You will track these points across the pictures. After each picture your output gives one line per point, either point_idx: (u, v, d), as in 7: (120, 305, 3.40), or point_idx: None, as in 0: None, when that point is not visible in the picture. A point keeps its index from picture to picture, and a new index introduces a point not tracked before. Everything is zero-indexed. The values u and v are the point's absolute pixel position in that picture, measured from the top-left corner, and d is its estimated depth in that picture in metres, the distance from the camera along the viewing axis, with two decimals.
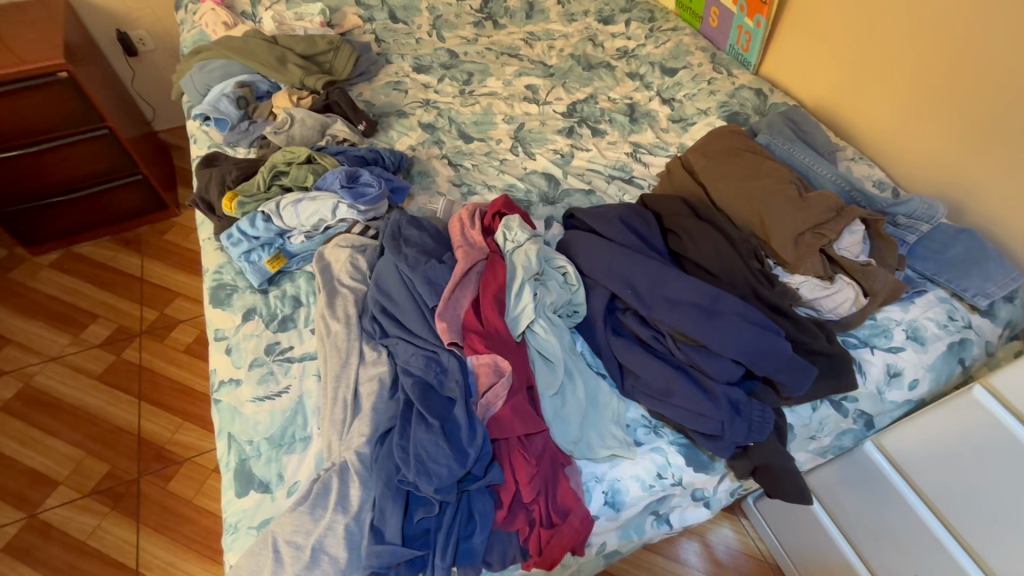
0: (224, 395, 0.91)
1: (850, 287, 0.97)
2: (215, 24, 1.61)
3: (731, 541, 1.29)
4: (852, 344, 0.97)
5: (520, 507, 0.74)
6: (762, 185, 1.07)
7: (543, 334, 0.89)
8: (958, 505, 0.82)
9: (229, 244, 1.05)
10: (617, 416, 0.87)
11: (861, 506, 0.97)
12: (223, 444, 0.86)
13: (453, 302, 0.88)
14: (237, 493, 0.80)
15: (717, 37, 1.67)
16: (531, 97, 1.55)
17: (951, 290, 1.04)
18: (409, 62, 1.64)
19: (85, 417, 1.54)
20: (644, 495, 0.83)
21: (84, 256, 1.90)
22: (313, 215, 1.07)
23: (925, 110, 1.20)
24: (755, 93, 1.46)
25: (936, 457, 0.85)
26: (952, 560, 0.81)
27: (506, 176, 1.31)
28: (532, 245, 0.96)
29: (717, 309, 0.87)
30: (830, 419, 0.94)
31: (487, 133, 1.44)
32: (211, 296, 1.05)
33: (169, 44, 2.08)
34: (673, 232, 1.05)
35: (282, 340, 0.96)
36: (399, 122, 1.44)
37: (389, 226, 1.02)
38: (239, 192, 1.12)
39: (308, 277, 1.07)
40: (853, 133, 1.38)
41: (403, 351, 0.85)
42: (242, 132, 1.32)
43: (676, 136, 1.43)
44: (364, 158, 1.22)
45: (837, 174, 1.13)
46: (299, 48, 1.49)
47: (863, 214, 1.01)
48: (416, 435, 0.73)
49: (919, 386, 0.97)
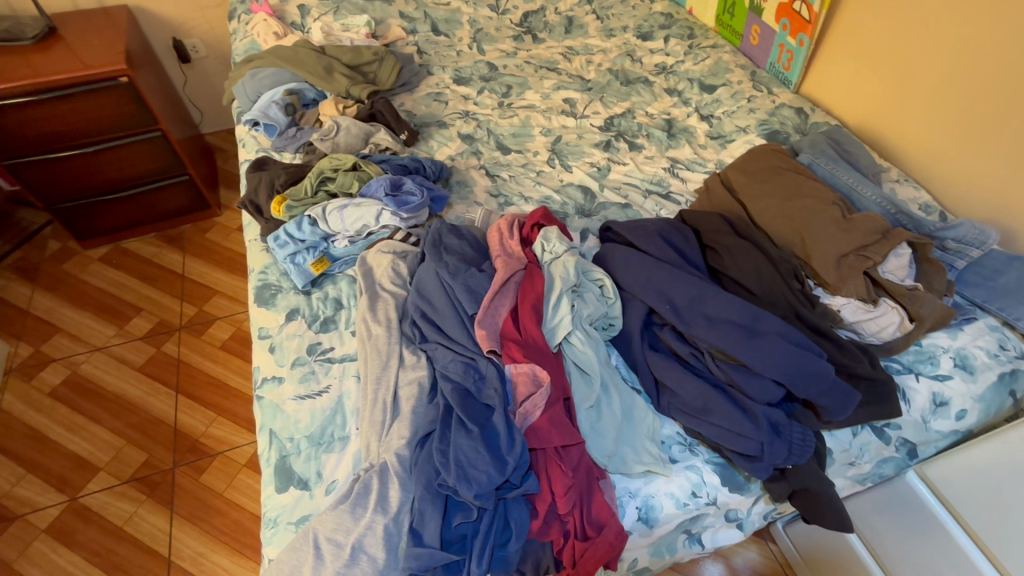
0: (267, 392, 0.94)
1: (895, 311, 0.95)
2: (266, 33, 1.68)
3: (756, 564, 1.27)
4: (896, 370, 0.95)
5: (555, 518, 0.75)
6: (804, 204, 1.06)
7: (579, 345, 0.89)
8: (1007, 538, 0.79)
9: (276, 245, 1.09)
10: (653, 432, 0.86)
11: (898, 537, 0.93)
12: (265, 440, 0.88)
13: (491, 310, 0.89)
14: (277, 489, 0.82)
15: (757, 55, 1.67)
16: (568, 110, 1.57)
17: (1002, 319, 1.01)
18: (450, 74, 1.68)
19: (126, 406, 1.60)
20: (678, 512, 0.83)
21: (132, 252, 1.99)
22: (357, 221, 1.10)
23: (972, 132, 1.18)
24: (796, 112, 1.45)
25: (981, 487, 0.84)
26: None
27: (542, 188, 1.33)
28: (570, 257, 0.97)
29: (758, 329, 0.87)
30: (871, 445, 0.92)
31: (524, 145, 1.46)
32: (256, 295, 1.08)
33: (219, 52, 2.17)
34: (712, 248, 1.05)
35: (323, 341, 0.99)
36: (439, 132, 1.48)
37: (430, 233, 1.04)
38: (287, 196, 1.16)
39: (349, 280, 1.10)
40: (899, 154, 1.36)
41: (442, 357, 0.86)
42: (289, 138, 1.37)
43: (713, 153, 1.43)
44: (407, 166, 1.26)
45: (882, 197, 1.11)
46: (345, 58, 1.54)
47: (910, 237, 0.99)
48: (456, 441, 0.74)
49: (967, 416, 0.94)
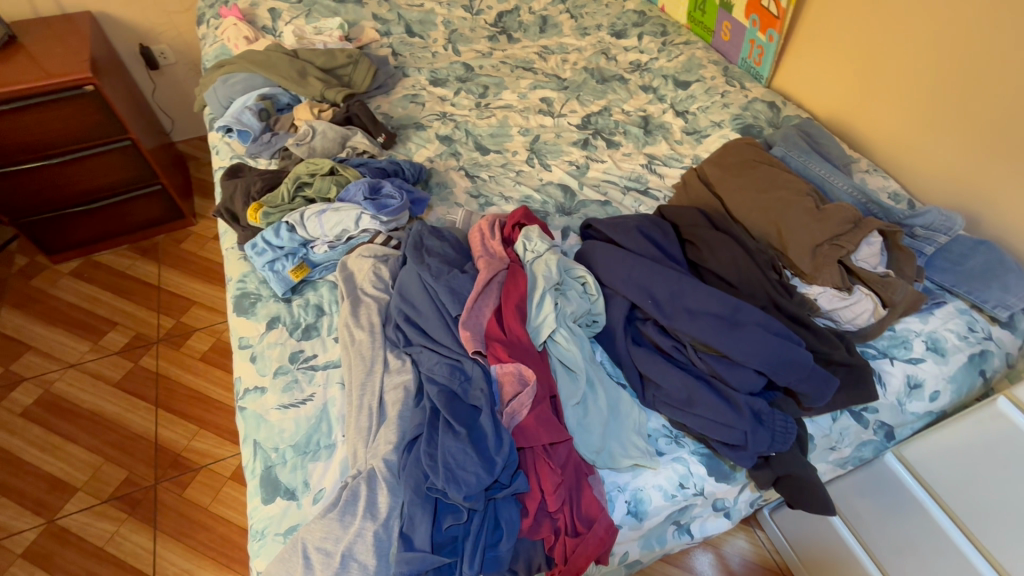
0: (249, 402, 0.93)
1: (869, 298, 0.98)
2: (236, 38, 1.65)
3: (745, 552, 1.30)
4: (871, 355, 0.97)
5: (545, 515, 0.75)
6: (779, 196, 1.08)
7: (564, 343, 0.90)
8: (981, 516, 0.83)
9: (254, 253, 1.07)
10: (639, 425, 0.87)
11: (879, 516, 0.98)
12: (249, 451, 0.87)
13: (475, 311, 0.89)
14: (263, 500, 0.81)
15: (729, 50, 1.70)
16: (546, 109, 1.58)
17: (970, 301, 1.04)
18: (426, 76, 1.68)
19: (102, 423, 1.55)
20: (666, 504, 0.84)
21: (104, 265, 1.94)
22: (337, 226, 1.09)
23: (937, 121, 1.21)
24: (768, 106, 1.47)
25: (953, 466, 0.87)
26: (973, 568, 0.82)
27: (522, 188, 1.33)
28: (552, 255, 0.98)
29: (738, 320, 0.88)
30: (850, 429, 0.94)
31: (502, 145, 1.47)
32: (235, 304, 1.06)
33: (189, 57, 2.12)
34: (691, 242, 1.06)
35: (306, 349, 0.98)
36: (417, 134, 1.47)
37: (411, 236, 1.04)
38: (264, 203, 1.14)
39: (330, 286, 1.09)
40: (869, 145, 1.39)
41: (427, 359, 0.86)
42: (264, 143, 1.34)
43: (689, 148, 1.45)
44: (385, 170, 1.25)
45: (853, 187, 1.14)
46: (319, 62, 1.53)
47: (880, 226, 1.02)
48: (443, 443, 0.74)
49: (940, 397, 0.97)
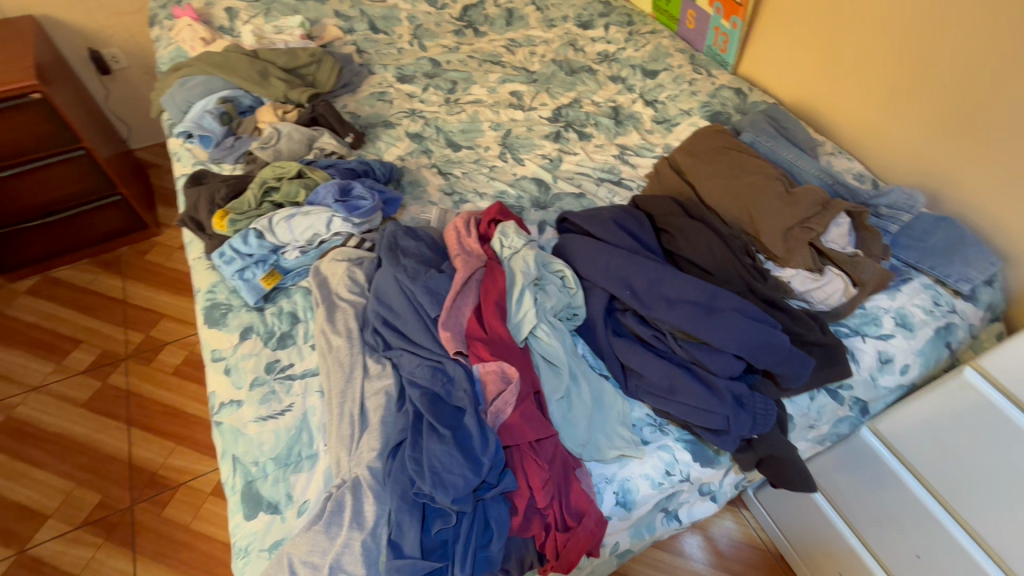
0: (225, 417, 0.90)
1: (839, 278, 1.00)
2: (192, 39, 1.59)
3: (732, 532, 1.35)
4: (845, 334, 1.00)
5: (535, 512, 0.75)
6: (749, 182, 1.10)
7: (545, 338, 0.89)
8: (954, 485, 0.87)
9: (222, 262, 1.04)
10: (623, 416, 0.87)
11: (857, 490, 1.02)
12: (227, 467, 0.84)
13: (454, 310, 0.88)
14: (245, 516, 0.79)
15: (694, 38, 1.72)
16: (516, 103, 1.57)
17: (934, 277, 1.07)
18: (392, 73, 1.65)
19: (72, 446, 1.49)
20: (653, 493, 0.85)
21: (63, 281, 1.85)
22: (307, 230, 1.06)
23: (898, 102, 1.24)
24: (735, 93, 1.49)
25: (925, 437, 0.91)
26: (944, 529, 0.88)
27: (496, 183, 1.32)
28: (529, 250, 0.97)
29: (716, 307, 0.89)
30: (827, 407, 0.96)
31: (474, 141, 1.45)
32: (205, 316, 1.03)
33: (142, 60, 2.04)
34: (666, 231, 1.07)
35: (282, 358, 0.95)
36: (386, 132, 1.44)
37: (385, 237, 1.02)
38: (229, 210, 1.10)
39: (304, 292, 1.06)
40: (833, 128, 1.42)
41: (408, 362, 0.84)
42: (227, 148, 1.29)
43: (660, 137, 1.46)
44: (355, 170, 1.22)
45: (820, 170, 1.17)
46: (281, 61, 1.48)
47: (847, 207, 1.04)
48: (428, 447, 0.72)
49: (910, 370, 1.00)
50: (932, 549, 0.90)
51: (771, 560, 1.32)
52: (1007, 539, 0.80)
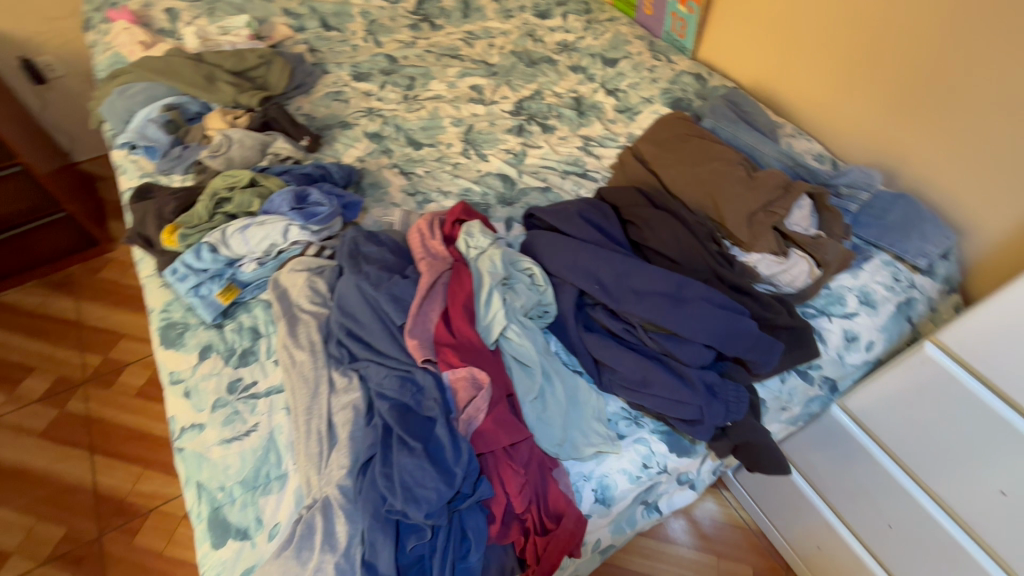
0: (187, 442, 0.86)
1: (804, 260, 1.01)
2: (130, 44, 1.50)
3: (714, 514, 1.38)
4: (811, 315, 1.01)
5: (513, 517, 0.74)
6: (711, 168, 1.10)
7: (516, 339, 0.88)
8: (918, 456, 0.90)
9: (175, 279, 0.99)
10: (598, 412, 0.87)
11: (830, 465, 1.06)
12: (192, 494, 0.81)
13: (421, 317, 0.85)
14: (213, 545, 0.76)
15: (653, 25, 1.72)
16: (476, 97, 1.54)
17: (893, 254, 1.09)
18: (348, 71, 1.60)
19: (32, 480, 1.42)
20: (632, 486, 0.85)
21: (9, 305, 1.75)
22: (264, 240, 1.02)
23: (853, 82, 1.26)
24: (695, 78, 1.49)
25: (892, 412, 0.93)
26: (911, 498, 0.91)
27: (460, 181, 1.29)
28: (496, 250, 0.95)
29: (684, 296, 0.89)
30: (798, 388, 0.98)
31: (435, 138, 1.42)
32: (161, 337, 0.98)
33: (80, 68, 1.93)
34: (632, 222, 1.06)
35: (245, 376, 0.92)
36: (344, 133, 1.40)
37: (345, 244, 0.98)
38: (180, 223, 1.05)
39: (264, 306, 1.02)
40: (792, 110, 1.44)
41: (375, 373, 0.81)
42: (175, 158, 1.22)
43: (623, 126, 1.45)
44: (311, 175, 1.18)
45: (781, 153, 1.17)
46: (227, 64, 1.41)
47: (808, 189, 1.05)
48: (399, 461, 0.70)
49: (875, 346, 1.02)
50: (902, 517, 0.93)
51: (752, 538, 1.34)
52: (966, 502, 0.84)
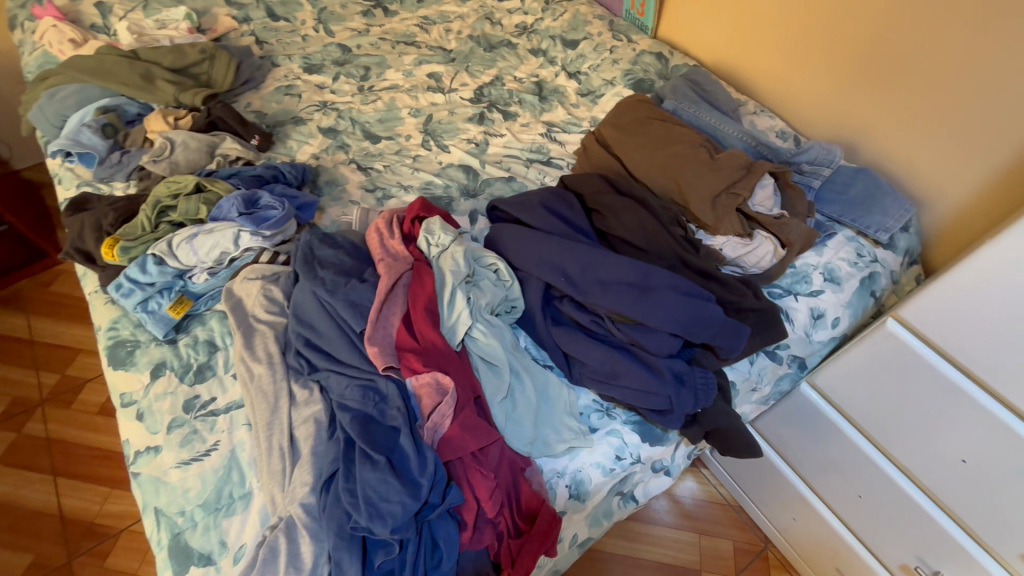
0: (143, 466, 0.82)
1: (768, 241, 1.01)
2: (59, 42, 1.41)
3: (695, 492, 1.40)
4: (777, 295, 1.01)
5: (486, 522, 0.73)
6: (674, 151, 1.08)
7: (482, 338, 0.86)
8: (884, 428, 0.92)
9: (120, 295, 0.94)
10: (569, 406, 0.86)
11: (802, 441, 1.07)
12: (151, 521, 0.77)
13: (382, 322, 0.82)
14: (176, 573, 0.73)
15: (612, 3, 1.68)
16: (435, 85, 1.49)
17: (856, 229, 1.10)
18: (298, 63, 1.52)
19: None
20: (606, 479, 0.84)
21: None
22: (213, 250, 0.96)
23: (813, 55, 1.25)
24: (656, 57, 1.47)
25: (858, 387, 0.94)
26: (879, 469, 0.93)
27: (421, 174, 1.25)
28: (458, 247, 0.92)
29: (650, 285, 0.88)
30: (767, 368, 0.98)
31: (394, 130, 1.37)
32: (109, 357, 0.93)
33: (10, 69, 1.81)
34: (597, 211, 1.04)
35: (202, 393, 0.87)
36: (297, 130, 1.34)
37: (300, 248, 0.94)
38: (120, 236, 0.99)
39: (220, 317, 0.98)
40: (753, 87, 1.42)
41: (336, 384, 0.79)
42: (114, 165, 1.15)
43: (586, 110, 1.43)
44: (262, 177, 1.13)
45: (742, 132, 1.16)
46: (166, 61, 1.34)
47: (771, 168, 1.05)
48: (362, 476, 0.68)
49: (841, 323, 1.03)
50: (871, 487, 0.95)
51: (733, 514, 1.37)
52: (928, 468, 0.86)
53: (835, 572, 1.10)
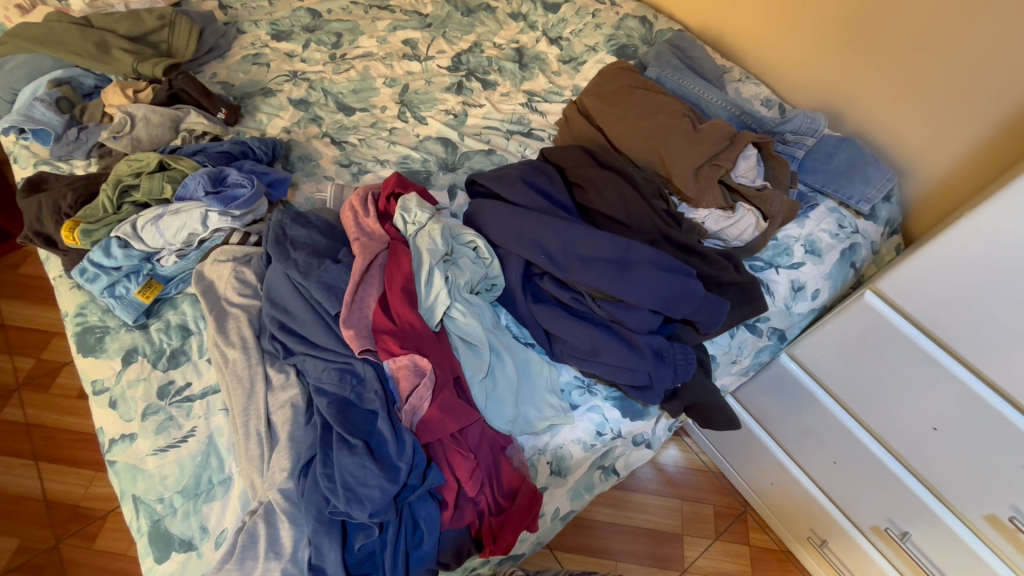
0: (118, 454, 0.80)
1: (751, 213, 0.99)
2: (5, 9, 1.32)
3: (678, 459, 1.43)
4: (758, 268, 1.00)
5: (467, 501, 0.73)
6: (657, 121, 1.05)
7: (461, 318, 0.84)
8: (859, 397, 0.93)
9: (85, 281, 0.91)
10: (550, 383, 0.86)
11: (781, 411, 1.09)
12: (129, 508, 0.76)
13: (357, 304, 0.80)
14: (156, 559, 0.72)
15: None
16: (410, 53, 1.43)
17: (838, 200, 1.09)
18: (266, 30, 1.45)
19: None
20: (586, 455, 0.85)
21: None
22: (180, 231, 0.93)
23: (800, 19, 1.21)
24: (640, 22, 1.41)
25: (834, 358, 0.95)
26: (853, 436, 0.95)
27: (397, 148, 1.21)
28: (435, 224, 0.90)
29: (631, 261, 0.86)
30: (747, 341, 0.99)
31: (368, 101, 1.31)
32: (78, 343, 0.90)
33: None
34: (578, 184, 1.02)
35: (176, 378, 0.86)
36: (266, 102, 1.28)
37: (271, 228, 0.91)
38: (80, 218, 0.95)
39: (192, 300, 0.95)
40: (740, 53, 1.38)
41: (313, 368, 0.77)
42: (72, 141, 1.09)
43: (568, 78, 1.38)
44: (229, 153, 1.08)
45: (726, 101, 1.14)
46: (122, 28, 1.27)
47: (754, 138, 1.02)
48: (339, 461, 0.68)
49: (821, 294, 1.03)
50: (846, 454, 0.98)
51: (715, 480, 1.40)
52: (900, 434, 0.89)
53: (810, 533, 1.14)
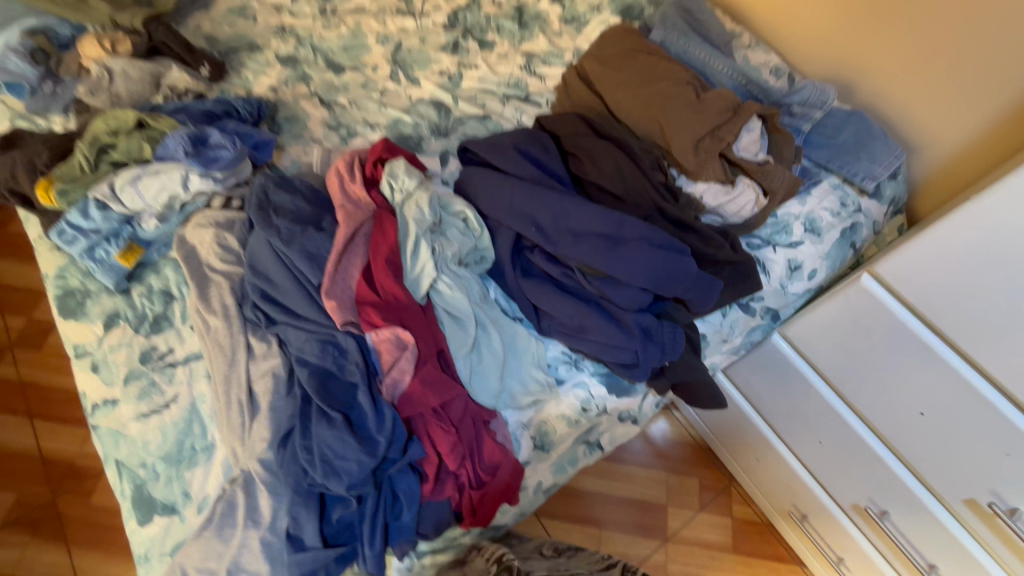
0: (101, 418, 0.81)
1: (751, 189, 0.96)
2: None
3: (667, 432, 1.43)
4: (755, 246, 0.98)
5: (448, 473, 0.73)
6: (659, 89, 1.00)
7: (447, 291, 0.82)
8: (848, 380, 0.92)
9: (64, 243, 0.89)
10: (537, 358, 0.84)
11: (770, 389, 1.08)
12: (113, 471, 0.78)
13: (341, 274, 0.78)
14: (140, 522, 0.74)
15: None
16: (404, 8, 1.35)
17: (842, 176, 1.05)
18: None
19: None
20: (570, 430, 0.85)
21: None
22: (160, 193, 0.90)
23: None
24: None
25: (826, 340, 0.94)
26: (840, 418, 0.95)
27: (388, 111, 1.16)
28: (423, 192, 0.86)
29: (623, 237, 0.84)
30: (739, 320, 0.97)
31: (359, 60, 1.25)
32: (60, 307, 0.89)
33: None
34: (574, 154, 0.98)
35: (159, 344, 0.84)
36: (252, 58, 1.22)
37: (254, 193, 0.88)
38: (56, 177, 0.92)
39: (174, 265, 0.92)
40: (752, 17, 1.31)
41: (295, 338, 0.76)
42: (48, 96, 1.05)
43: (570, 40, 1.31)
44: (212, 112, 1.04)
45: (733, 69, 1.08)
46: None
47: (759, 109, 0.98)
48: (317, 434, 0.68)
49: (818, 274, 1.00)
50: (831, 434, 0.98)
51: (702, 452, 1.41)
52: (887, 418, 0.88)
53: (792, 508, 1.16)
